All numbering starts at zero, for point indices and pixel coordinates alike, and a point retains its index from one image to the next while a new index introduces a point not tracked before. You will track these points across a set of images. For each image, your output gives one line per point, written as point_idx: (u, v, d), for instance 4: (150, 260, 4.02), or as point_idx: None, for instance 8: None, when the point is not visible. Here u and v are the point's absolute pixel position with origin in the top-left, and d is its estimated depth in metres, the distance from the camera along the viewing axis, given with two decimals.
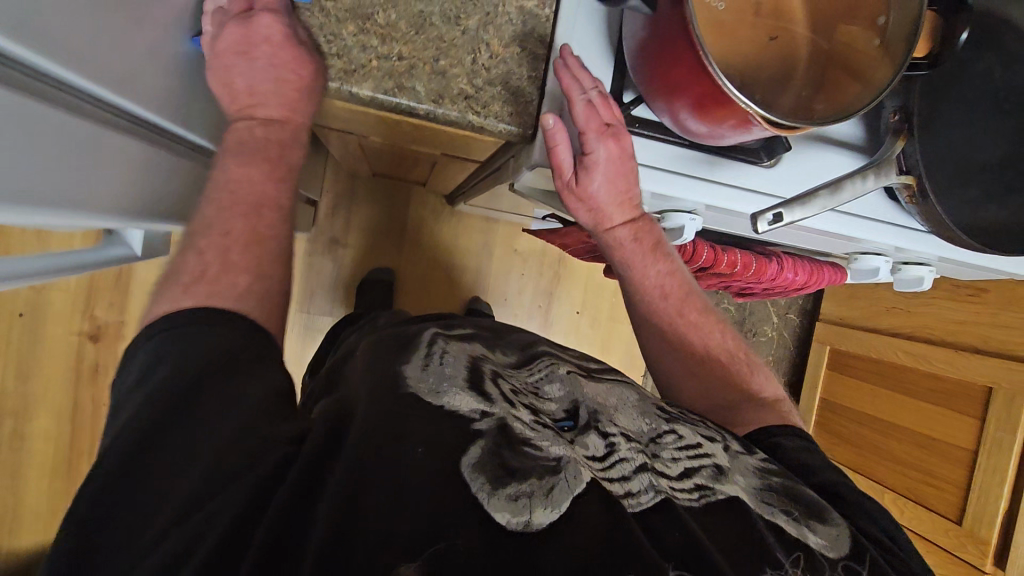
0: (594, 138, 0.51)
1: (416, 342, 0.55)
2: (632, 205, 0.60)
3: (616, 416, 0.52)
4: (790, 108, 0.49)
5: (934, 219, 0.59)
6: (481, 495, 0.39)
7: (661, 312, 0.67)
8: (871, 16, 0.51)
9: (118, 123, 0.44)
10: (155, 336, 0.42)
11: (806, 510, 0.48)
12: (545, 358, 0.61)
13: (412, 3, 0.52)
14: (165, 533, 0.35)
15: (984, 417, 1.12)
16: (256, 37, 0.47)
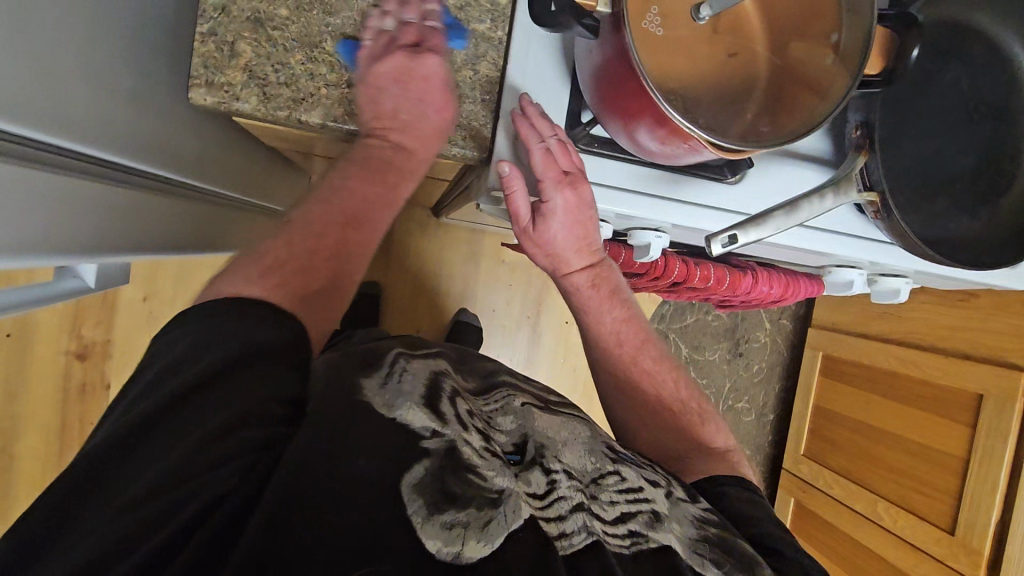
0: (550, 187, 0.52)
1: (379, 359, 0.54)
2: (590, 250, 0.59)
3: (562, 452, 0.51)
4: (740, 134, 0.47)
5: (898, 232, 0.57)
6: (415, 516, 0.39)
7: (614, 358, 0.66)
8: (822, 33, 0.50)
9: (60, 163, 0.44)
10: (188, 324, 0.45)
11: (737, 565, 0.46)
12: (503, 389, 0.61)
13: (361, 31, 0.51)
14: (126, 509, 0.36)
15: (975, 426, 1.10)
16: (417, 72, 0.51)
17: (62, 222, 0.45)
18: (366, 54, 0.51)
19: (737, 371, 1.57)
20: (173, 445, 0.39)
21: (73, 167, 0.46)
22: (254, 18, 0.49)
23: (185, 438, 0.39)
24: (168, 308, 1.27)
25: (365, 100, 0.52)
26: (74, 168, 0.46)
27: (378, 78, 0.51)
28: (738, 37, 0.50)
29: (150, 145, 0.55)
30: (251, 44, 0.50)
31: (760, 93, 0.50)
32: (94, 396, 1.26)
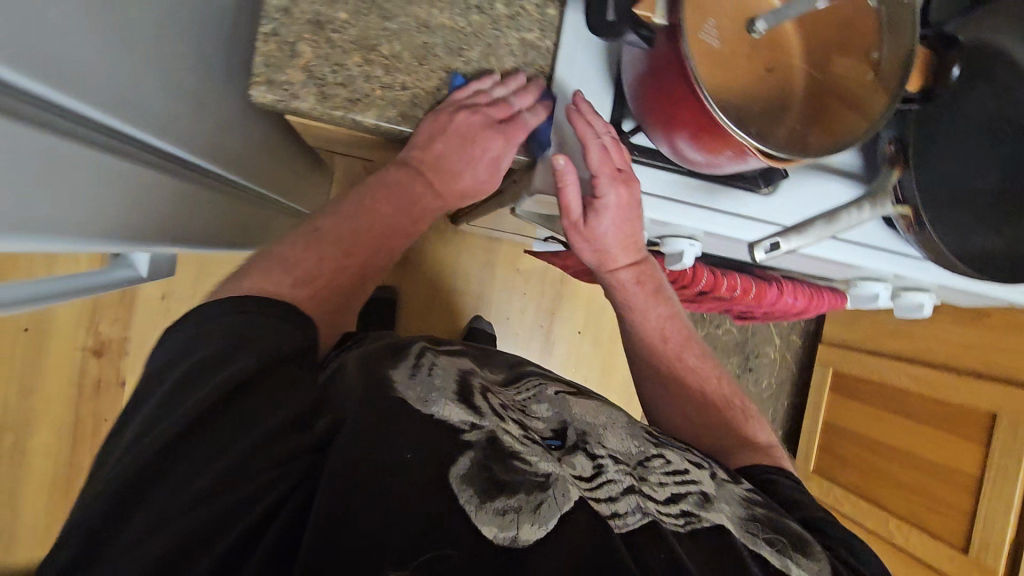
0: (606, 183, 0.53)
1: (406, 351, 0.56)
2: (636, 249, 0.61)
3: (606, 436, 0.53)
4: (787, 137, 0.50)
5: (929, 245, 0.59)
6: (469, 505, 0.40)
7: (661, 354, 0.68)
8: (863, 52, 0.52)
9: (126, 150, 0.45)
10: (214, 321, 0.46)
11: (788, 541, 0.47)
12: (533, 378, 0.62)
13: (416, 35, 0.53)
14: (183, 516, 0.36)
15: (989, 444, 1.11)
16: (481, 144, 0.54)
17: (120, 207, 0.46)
18: (458, 102, 0.53)
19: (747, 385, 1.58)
20: (217, 447, 0.39)
21: (137, 154, 0.47)
22: (315, 20, 0.51)
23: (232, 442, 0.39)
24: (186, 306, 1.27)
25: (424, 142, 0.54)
26: (138, 156, 0.47)
27: (447, 126, 0.53)
28: (777, 52, 0.52)
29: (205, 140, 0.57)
30: (311, 45, 0.51)
31: (798, 106, 0.52)
32: (108, 393, 1.25)
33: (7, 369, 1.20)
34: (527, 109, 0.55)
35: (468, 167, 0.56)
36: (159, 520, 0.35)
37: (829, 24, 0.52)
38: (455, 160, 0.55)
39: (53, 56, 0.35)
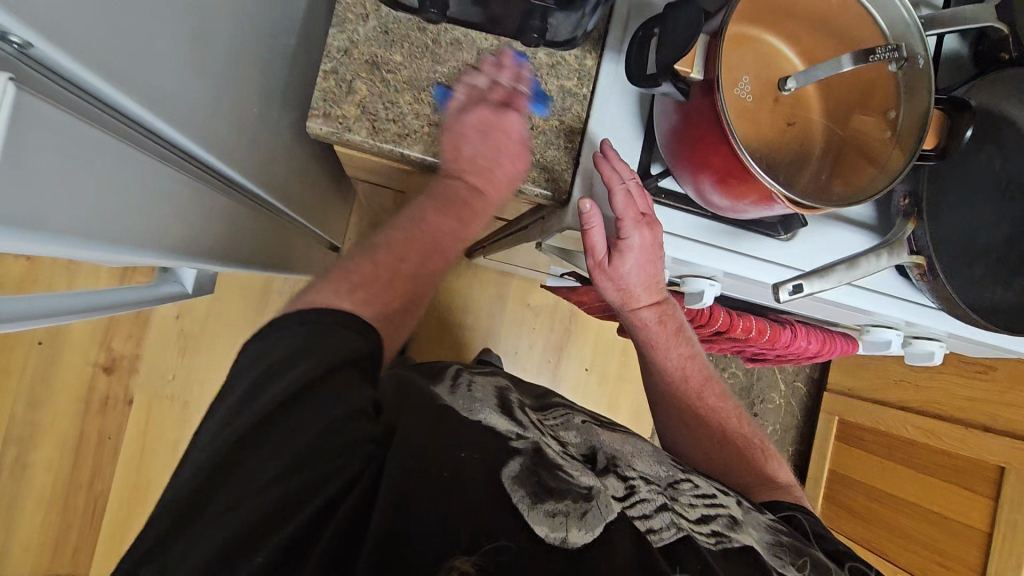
0: (630, 225, 0.55)
1: (445, 376, 0.59)
2: (657, 289, 0.63)
3: (634, 461, 0.55)
4: (808, 187, 0.53)
5: (944, 296, 0.63)
6: (522, 504, 0.41)
7: (683, 392, 0.70)
8: (882, 110, 0.56)
9: (201, 174, 0.48)
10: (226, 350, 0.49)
11: (815, 566, 0.49)
12: (562, 409, 0.64)
13: (464, 79, 0.58)
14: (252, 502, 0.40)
15: (997, 498, 1.11)
16: (500, 125, 0.56)
17: (190, 229, 0.49)
18: (456, 105, 0.56)
19: None
20: (273, 442, 0.41)
21: (202, 177, 0.48)
22: (373, 61, 0.56)
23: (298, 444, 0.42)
24: (200, 327, 1.29)
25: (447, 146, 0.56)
26: (204, 181, 0.48)
27: (460, 126, 0.56)
28: (798, 106, 0.56)
29: (263, 167, 0.60)
30: (367, 84, 0.56)
31: (819, 158, 0.56)
32: (116, 411, 1.25)
33: (18, 381, 1.20)
34: (515, 82, 0.58)
35: (500, 158, 0.57)
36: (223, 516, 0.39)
37: (852, 83, 0.56)
38: (485, 155, 0.56)
39: (173, 92, 0.39)
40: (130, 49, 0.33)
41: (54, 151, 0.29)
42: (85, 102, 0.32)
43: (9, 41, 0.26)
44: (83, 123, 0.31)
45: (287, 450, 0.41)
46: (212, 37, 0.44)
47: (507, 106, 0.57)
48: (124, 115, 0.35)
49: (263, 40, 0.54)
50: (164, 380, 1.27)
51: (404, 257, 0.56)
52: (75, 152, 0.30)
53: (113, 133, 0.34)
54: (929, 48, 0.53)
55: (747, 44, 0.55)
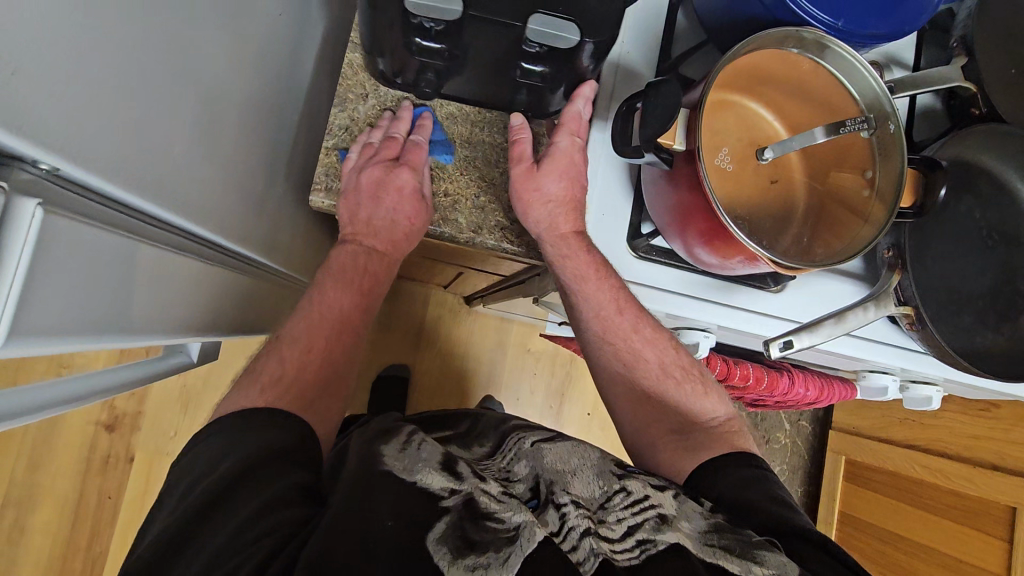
0: (562, 130, 0.58)
1: (397, 427, 0.55)
2: (575, 211, 0.60)
3: (571, 482, 0.52)
4: (793, 245, 0.56)
5: (933, 343, 0.64)
6: (442, 563, 0.40)
7: (617, 330, 0.64)
8: (859, 168, 0.58)
9: (213, 256, 0.51)
10: (231, 421, 0.51)
11: (748, 546, 0.46)
12: (516, 434, 0.61)
13: (459, 150, 0.61)
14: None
15: (1010, 540, 1.10)
16: (391, 184, 0.57)
17: (201, 306, 0.51)
18: (351, 165, 0.58)
19: None
20: (227, 525, 0.42)
21: (210, 255, 0.50)
22: None
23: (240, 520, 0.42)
24: (202, 382, 1.29)
25: (345, 211, 0.59)
26: (212, 259, 0.51)
27: (357, 187, 0.57)
28: (780, 166, 0.58)
29: (268, 235, 0.62)
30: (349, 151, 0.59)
31: (802, 216, 0.58)
32: (115, 470, 1.24)
33: (20, 443, 1.20)
34: (411, 134, 0.59)
35: (393, 212, 0.58)
36: None
37: (828, 147, 0.58)
38: (378, 213, 0.58)
39: (185, 187, 0.42)
40: (143, 157, 0.36)
41: (77, 258, 0.31)
42: (105, 208, 0.35)
43: (40, 166, 0.29)
44: (103, 232, 0.33)
45: (222, 537, 0.41)
46: (220, 130, 0.47)
47: (400, 162, 0.57)
48: (140, 213, 0.38)
49: (267, 121, 0.57)
50: (164, 437, 1.27)
51: (368, 314, 0.62)
52: (94, 255, 0.33)
53: (131, 233, 0.37)
54: (898, 111, 0.55)
55: (727, 111, 0.58)
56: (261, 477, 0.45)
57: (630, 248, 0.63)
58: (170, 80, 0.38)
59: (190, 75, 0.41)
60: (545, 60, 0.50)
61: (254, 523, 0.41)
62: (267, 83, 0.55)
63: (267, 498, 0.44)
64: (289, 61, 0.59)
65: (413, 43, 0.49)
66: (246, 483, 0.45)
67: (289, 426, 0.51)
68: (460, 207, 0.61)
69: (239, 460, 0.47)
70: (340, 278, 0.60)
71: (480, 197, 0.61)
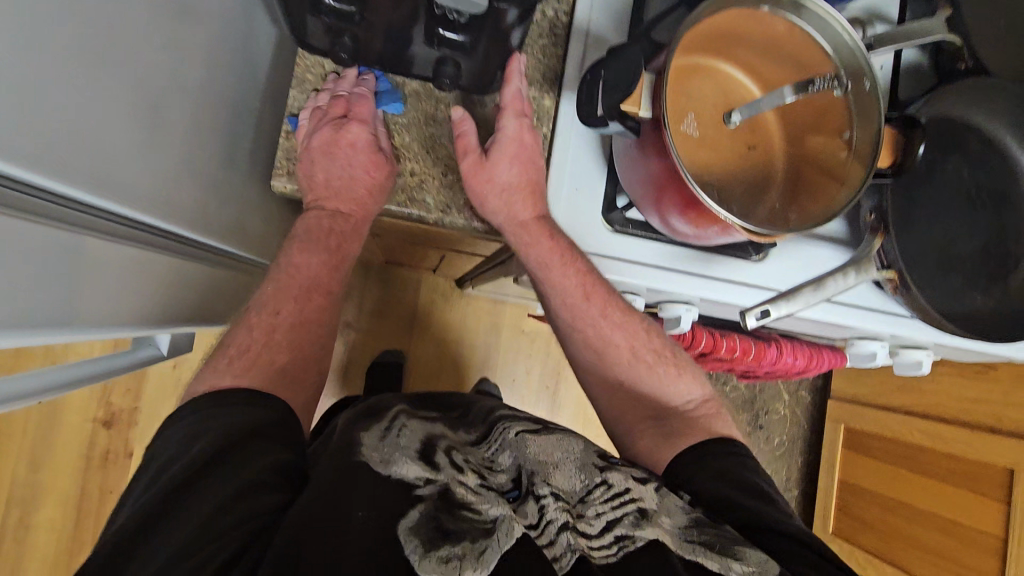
0: (507, 114, 0.57)
1: (381, 415, 0.55)
2: (534, 198, 0.59)
3: (552, 474, 0.50)
4: (768, 216, 0.54)
5: (918, 307, 0.64)
6: (413, 555, 0.39)
7: (585, 314, 0.63)
8: (837, 130, 0.56)
9: (170, 248, 0.51)
10: (197, 408, 0.49)
11: (727, 541, 0.47)
12: (503, 423, 0.59)
13: (424, 128, 0.60)
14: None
15: (1008, 502, 1.09)
16: (343, 141, 0.55)
17: (154, 297, 0.50)
18: (303, 132, 0.57)
19: (758, 444, 1.57)
20: (187, 513, 0.41)
21: (164, 245, 0.50)
22: None
23: (207, 504, 0.41)
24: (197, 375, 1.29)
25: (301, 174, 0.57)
26: (166, 249, 0.50)
27: (308, 149, 0.56)
28: (758, 132, 0.56)
29: (233, 224, 0.61)
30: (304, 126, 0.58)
31: (780, 182, 0.57)
32: (116, 466, 1.26)
33: (20, 441, 1.22)
34: (354, 89, 0.57)
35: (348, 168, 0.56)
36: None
37: (804, 109, 0.56)
38: (334, 172, 0.57)
39: (138, 180, 0.43)
40: (82, 151, 0.37)
41: (24, 256, 0.34)
42: (47, 202, 0.36)
43: None
44: (17, 220, 0.33)
45: (186, 528, 0.40)
46: (168, 120, 0.46)
47: (346, 115, 0.56)
48: (90, 209, 0.40)
49: (221, 106, 0.55)
50: None
51: (339, 298, 0.62)
52: (29, 253, 0.35)
53: (80, 226, 0.39)
54: (874, 68, 0.53)
55: (700, 75, 0.55)
56: (225, 464, 0.44)
57: (605, 222, 0.62)
58: (108, 77, 0.38)
59: (133, 68, 0.41)
60: (466, 29, 0.49)
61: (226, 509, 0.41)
62: (220, 65, 0.53)
63: (236, 485, 0.43)
64: (243, 42, 0.57)
65: (321, 3, 0.47)
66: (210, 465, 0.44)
67: (262, 409, 0.50)
68: (424, 186, 0.60)
69: (198, 442, 0.45)
70: (305, 241, 0.59)
71: (448, 176, 0.60)
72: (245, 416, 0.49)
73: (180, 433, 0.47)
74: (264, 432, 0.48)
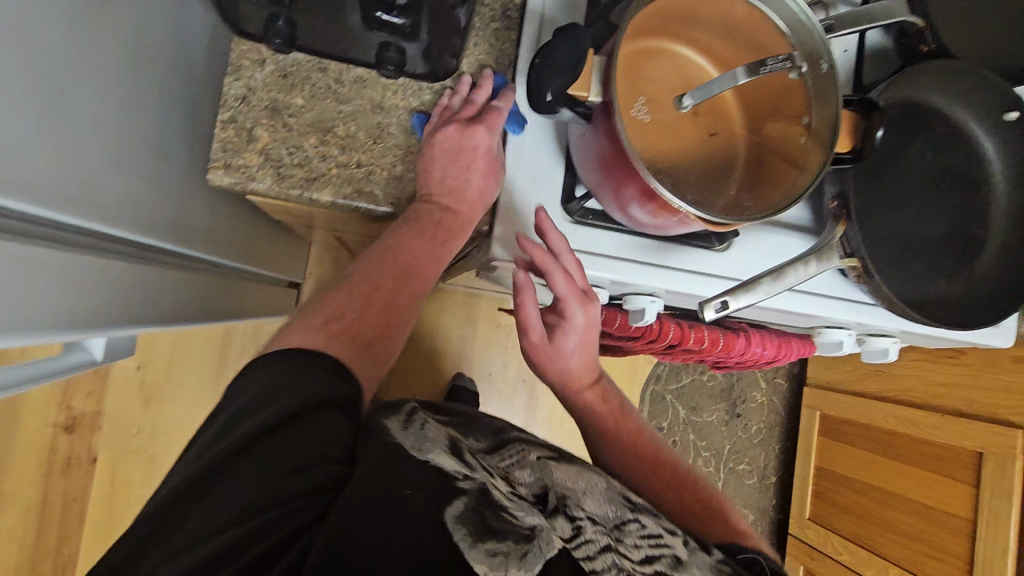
0: (574, 303, 0.61)
1: (399, 407, 0.52)
2: (591, 366, 0.70)
3: (583, 500, 0.50)
4: (724, 207, 0.52)
5: (882, 295, 0.61)
6: (461, 544, 0.36)
7: (630, 452, 0.72)
8: (795, 116, 0.55)
9: (111, 250, 0.48)
10: (270, 366, 0.48)
11: None
12: (516, 444, 0.60)
13: (371, 116, 0.57)
14: (203, 544, 0.36)
15: (977, 485, 1.10)
16: (466, 143, 0.56)
17: (106, 300, 0.48)
18: (431, 127, 0.57)
19: (736, 431, 1.57)
20: (244, 480, 0.39)
21: (101, 247, 0.46)
22: (273, 106, 0.55)
23: (265, 475, 0.39)
24: (163, 376, 1.26)
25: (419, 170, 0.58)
26: (104, 252, 0.47)
27: (432, 147, 0.57)
28: (720, 115, 0.55)
29: (179, 220, 0.58)
30: (237, 114, 0.55)
31: (741, 168, 0.55)
32: (80, 470, 1.22)
33: None
34: (489, 101, 0.58)
35: (469, 175, 0.57)
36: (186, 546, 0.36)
37: (761, 94, 0.55)
38: (454, 172, 0.57)
39: (71, 184, 0.41)
40: (17, 152, 0.35)
41: None
42: None
43: None
44: None
45: (237, 499, 0.38)
46: (94, 110, 0.43)
47: (478, 121, 0.57)
48: (17, 214, 0.37)
49: (160, 95, 0.52)
50: (128, 434, 1.24)
51: None
52: None
53: (9, 235, 0.36)
54: (832, 52, 0.52)
55: (654, 58, 0.53)
56: (284, 436, 0.41)
57: (564, 212, 0.60)
58: (26, 69, 0.35)
59: (66, 61, 0.39)
60: (406, 11, 0.47)
61: (280, 484, 0.39)
62: (151, 51, 0.50)
63: (292, 458, 0.40)
64: (187, 29, 0.55)
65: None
66: (269, 432, 0.42)
67: (333, 376, 0.48)
68: (370, 179, 0.57)
69: (256, 404, 0.44)
70: (412, 228, 0.58)
71: (398, 167, 0.58)
72: (320, 385, 0.46)
73: (247, 391, 0.46)
74: (332, 405, 0.45)
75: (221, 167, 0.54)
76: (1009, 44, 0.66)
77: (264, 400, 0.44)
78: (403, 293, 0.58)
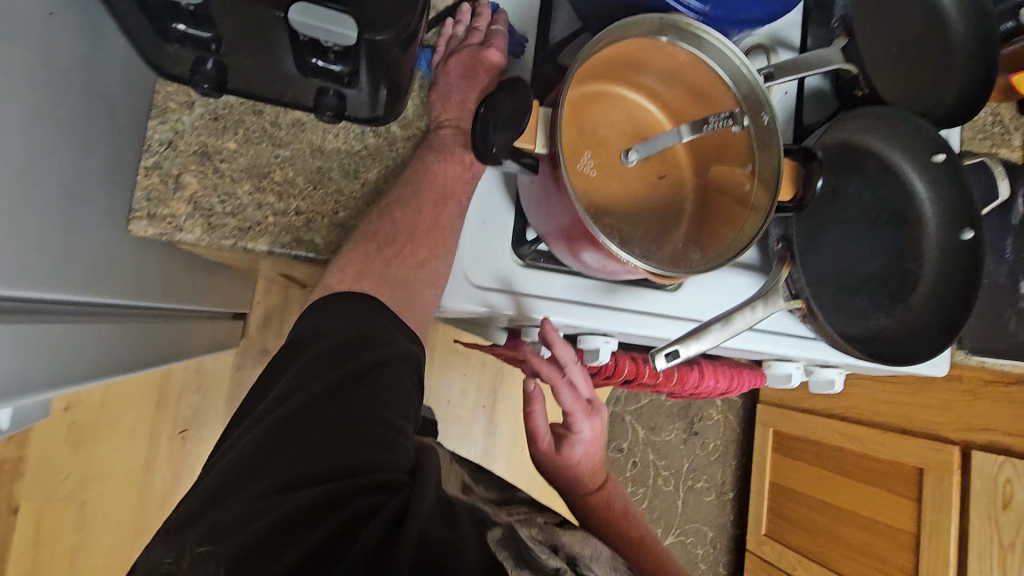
0: (581, 416, 0.65)
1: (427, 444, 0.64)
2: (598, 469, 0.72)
3: (590, 564, 0.50)
4: (670, 256, 0.51)
5: (827, 335, 0.63)
6: (506, 561, 0.42)
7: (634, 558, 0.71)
8: (740, 162, 0.54)
9: (32, 314, 0.43)
10: (337, 318, 0.51)
11: None
12: (522, 505, 0.62)
13: (310, 161, 0.55)
14: (294, 494, 0.39)
15: (919, 499, 1.15)
16: (478, 66, 0.56)
17: (37, 369, 0.43)
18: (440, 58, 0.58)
19: (694, 449, 1.59)
20: (324, 441, 0.43)
21: (21, 314, 0.42)
22: (202, 151, 0.53)
23: (347, 443, 0.43)
24: (97, 415, 1.17)
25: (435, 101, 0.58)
26: (25, 316, 0.42)
27: (447, 73, 0.57)
28: (666, 160, 0.56)
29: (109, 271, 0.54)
30: (161, 161, 0.52)
31: (687, 215, 0.55)
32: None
33: None
34: (491, 25, 0.58)
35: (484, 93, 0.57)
36: (271, 491, 0.39)
37: (705, 142, 0.55)
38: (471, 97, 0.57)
39: None
40: None
41: None
42: None
43: None
44: None
45: (320, 458, 0.42)
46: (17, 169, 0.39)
47: (487, 44, 0.57)
48: None
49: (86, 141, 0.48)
50: (54, 482, 1.14)
51: None
52: None
53: None
54: (772, 101, 0.52)
55: (600, 104, 0.53)
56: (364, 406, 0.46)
57: (515, 255, 0.59)
58: None
59: None
60: (343, 59, 0.44)
61: (363, 454, 0.43)
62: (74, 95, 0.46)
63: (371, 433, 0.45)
64: None
65: (171, 29, 0.42)
66: (348, 398, 0.46)
67: (402, 342, 0.52)
68: (309, 228, 0.55)
69: (333, 363, 0.47)
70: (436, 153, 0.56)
71: (339, 214, 0.56)
72: (396, 356, 0.51)
73: (319, 343, 0.49)
74: (400, 380, 0.50)
75: (146, 216, 0.52)
76: (937, 87, 0.69)
77: (340, 359, 0.48)
78: (422, 261, 0.56)
